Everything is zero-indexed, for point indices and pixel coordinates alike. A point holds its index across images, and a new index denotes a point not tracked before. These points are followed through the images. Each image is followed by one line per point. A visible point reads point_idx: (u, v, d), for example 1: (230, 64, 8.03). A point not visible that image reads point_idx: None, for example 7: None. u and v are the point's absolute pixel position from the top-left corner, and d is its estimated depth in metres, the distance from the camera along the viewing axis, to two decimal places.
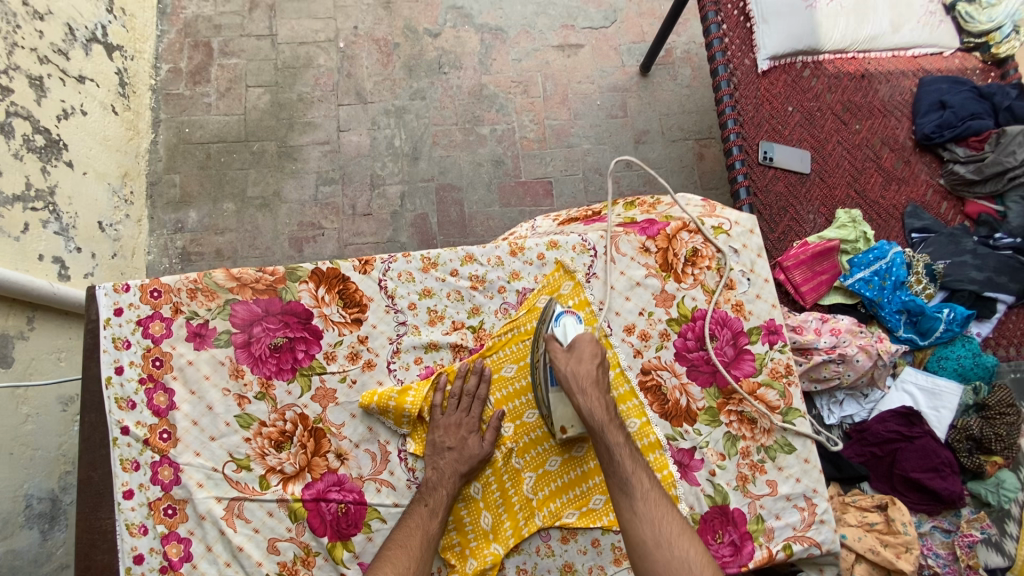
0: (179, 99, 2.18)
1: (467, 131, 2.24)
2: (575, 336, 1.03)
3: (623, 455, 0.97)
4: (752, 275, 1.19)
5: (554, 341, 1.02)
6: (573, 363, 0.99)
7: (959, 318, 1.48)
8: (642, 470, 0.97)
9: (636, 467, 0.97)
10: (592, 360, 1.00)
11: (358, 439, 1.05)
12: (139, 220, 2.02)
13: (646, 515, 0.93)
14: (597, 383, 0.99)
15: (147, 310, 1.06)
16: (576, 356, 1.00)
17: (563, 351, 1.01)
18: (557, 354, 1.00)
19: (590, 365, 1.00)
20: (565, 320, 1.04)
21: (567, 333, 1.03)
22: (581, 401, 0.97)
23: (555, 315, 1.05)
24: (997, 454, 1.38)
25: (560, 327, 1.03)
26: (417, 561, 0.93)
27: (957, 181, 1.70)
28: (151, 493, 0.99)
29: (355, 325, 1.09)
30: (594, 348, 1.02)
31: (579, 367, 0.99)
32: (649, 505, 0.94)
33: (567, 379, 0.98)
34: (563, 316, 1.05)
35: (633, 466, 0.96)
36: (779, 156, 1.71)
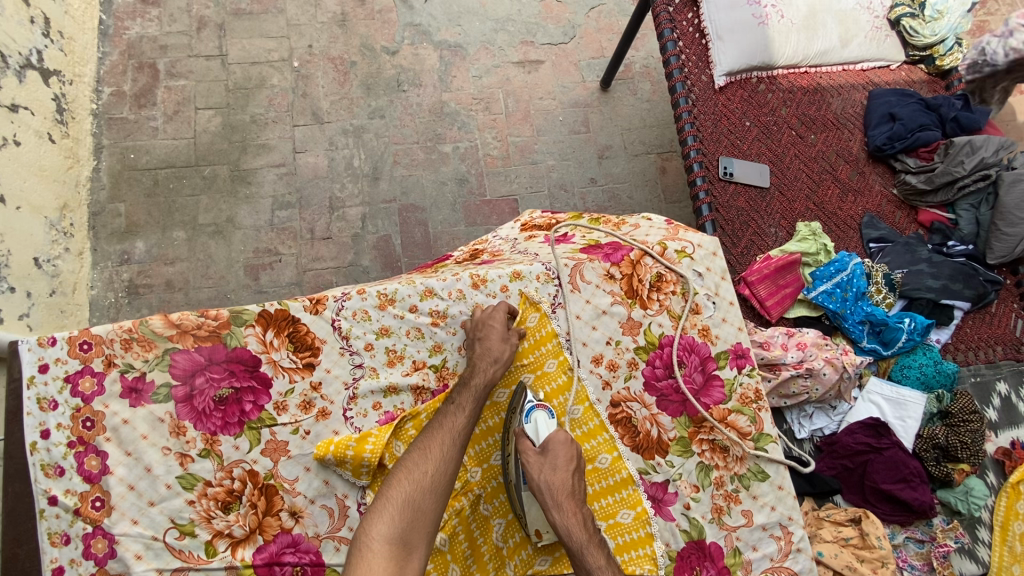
0: (123, 123, 2.06)
1: (429, 149, 2.19)
2: (548, 436, 0.95)
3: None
4: (717, 298, 1.17)
5: (525, 440, 0.95)
6: (547, 471, 0.91)
7: (919, 327, 1.50)
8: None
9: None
10: (566, 467, 0.92)
11: (313, 494, 0.98)
12: (81, 253, 1.90)
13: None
14: (573, 494, 0.90)
15: (76, 365, 0.97)
16: (549, 462, 0.91)
17: (536, 454, 0.92)
18: (528, 458, 0.92)
19: (565, 472, 0.91)
20: (536, 415, 0.97)
21: (538, 430, 0.96)
22: (557, 516, 0.88)
23: (526, 409, 0.98)
24: (963, 461, 1.38)
25: (530, 424, 0.96)
26: (442, 458, 0.90)
27: (909, 191, 1.74)
28: (84, 568, 0.90)
29: (308, 370, 1.03)
30: (569, 450, 0.93)
31: (552, 476, 0.90)
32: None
33: (540, 491, 0.89)
34: (534, 411, 0.97)
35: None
36: (739, 171, 1.71)
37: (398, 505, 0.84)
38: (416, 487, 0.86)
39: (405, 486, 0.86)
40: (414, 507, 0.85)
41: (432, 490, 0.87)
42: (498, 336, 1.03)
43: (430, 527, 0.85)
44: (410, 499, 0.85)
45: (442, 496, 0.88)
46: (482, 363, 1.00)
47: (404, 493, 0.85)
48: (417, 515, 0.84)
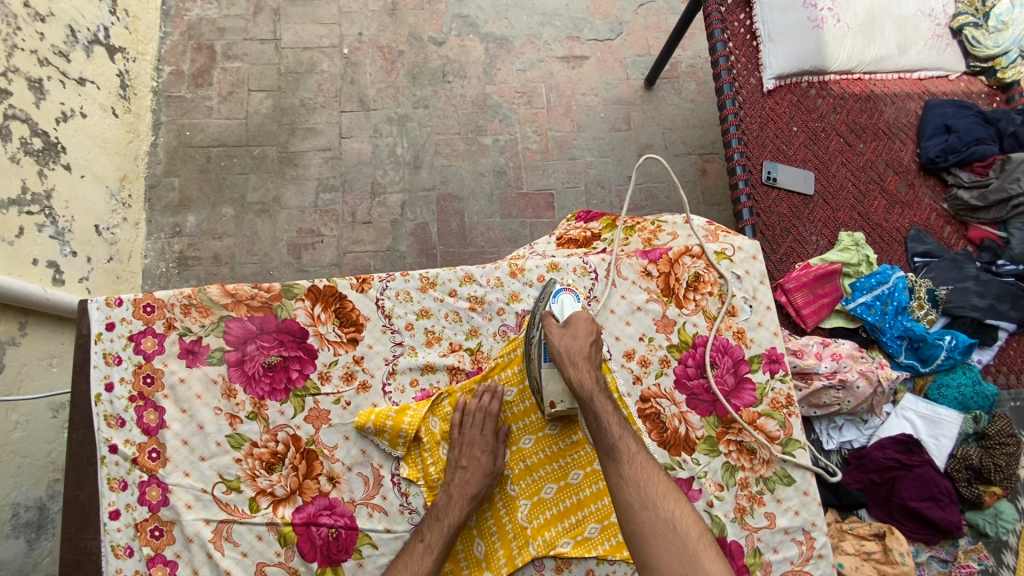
0: (181, 101, 2.16)
1: (469, 140, 2.23)
2: (571, 314, 1.04)
3: (611, 421, 0.94)
4: (754, 302, 1.17)
5: (551, 317, 1.03)
6: (567, 338, 0.99)
7: (961, 346, 1.46)
8: (630, 436, 0.95)
9: (623, 432, 0.94)
10: (586, 337, 1.00)
11: (351, 462, 1.03)
12: (137, 223, 2.00)
13: (632, 477, 0.90)
14: (589, 358, 0.98)
15: (139, 326, 1.04)
16: (570, 332, 1.00)
17: (559, 327, 1.01)
18: (550, 329, 1.00)
19: (584, 341, 0.99)
20: (563, 298, 1.06)
21: (563, 309, 1.04)
22: (572, 372, 0.96)
23: (554, 293, 1.07)
24: (996, 485, 1.36)
25: (557, 304, 1.05)
26: None
27: (960, 206, 1.69)
28: (138, 513, 0.98)
29: (351, 345, 1.08)
30: (589, 325, 1.01)
31: (572, 342, 0.98)
32: (634, 468, 0.91)
33: (559, 351, 0.97)
34: (561, 294, 1.07)
35: (620, 430, 0.94)
36: (783, 176, 1.69)
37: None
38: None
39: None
40: None
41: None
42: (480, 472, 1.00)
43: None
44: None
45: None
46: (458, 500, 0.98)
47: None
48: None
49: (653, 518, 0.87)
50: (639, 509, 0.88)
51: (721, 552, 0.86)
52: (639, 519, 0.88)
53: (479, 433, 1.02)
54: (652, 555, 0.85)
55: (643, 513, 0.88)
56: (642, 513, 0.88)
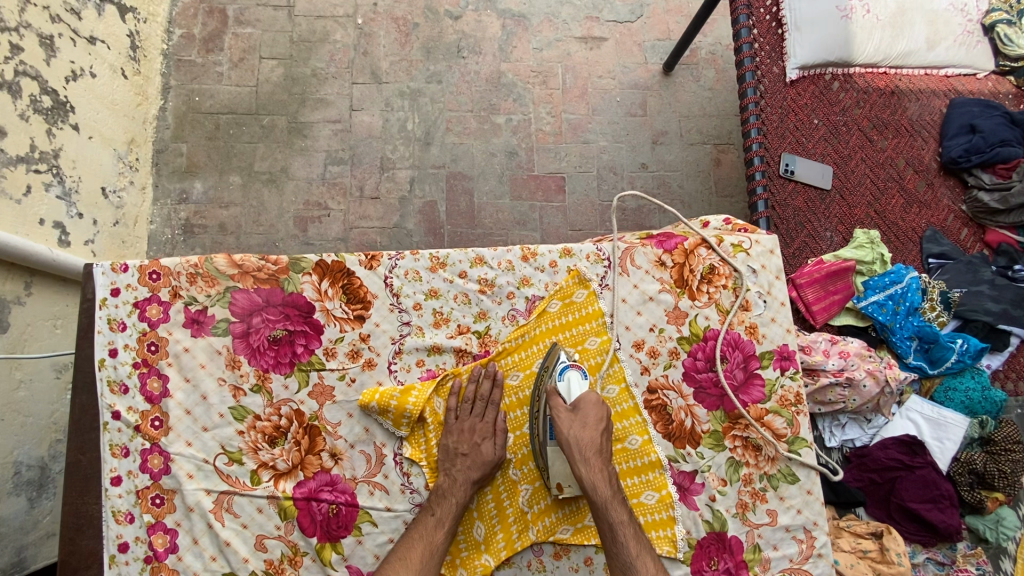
0: (191, 66, 2.12)
1: (482, 118, 2.18)
2: (580, 395, 0.99)
3: (627, 535, 0.93)
4: (768, 298, 1.15)
5: (558, 397, 0.99)
6: (576, 428, 0.96)
7: (971, 350, 1.44)
8: (647, 553, 0.93)
9: (640, 549, 0.92)
10: (596, 426, 0.97)
11: (353, 439, 1.03)
12: (143, 187, 1.98)
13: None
14: (600, 453, 0.96)
15: (144, 293, 1.03)
16: (580, 419, 0.97)
17: (567, 411, 0.98)
18: (559, 413, 0.97)
19: (595, 431, 0.97)
20: (570, 374, 1.01)
21: (570, 389, 0.99)
22: (583, 470, 0.94)
23: (559, 368, 1.02)
24: (999, 491, 1.35)
25: (563, 382, 1.00)
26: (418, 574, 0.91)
27: (979, 209, 1.65)
28: (140, 480, 0.97)
29: (358, 322, 1.06)
30: (599, 411, 0.98)
31: (582, 433, 0.96)
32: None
33: (569, 446, 0.95)
34: (568, 370, 1.01)
35: (637, 547, 0.92)
36: (801, 171, 1.65)
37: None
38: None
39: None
40: None
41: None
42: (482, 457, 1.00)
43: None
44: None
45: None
46: (452, 488, 0.98)
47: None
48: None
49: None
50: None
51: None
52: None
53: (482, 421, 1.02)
54: None
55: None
56: None
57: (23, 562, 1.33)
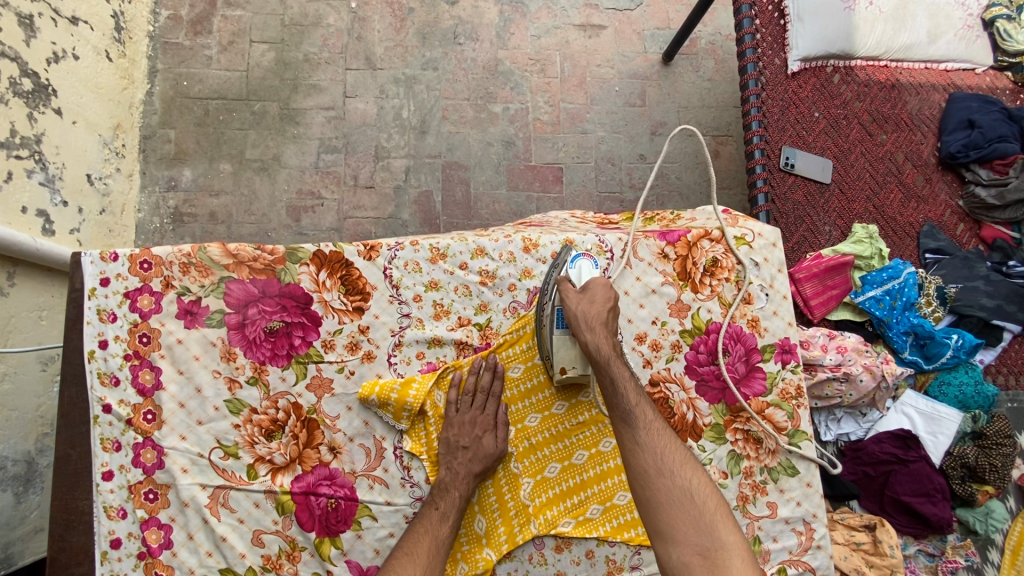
0: (178, 49, 2.06)
1: (479, 107, 2.15)
2: (589, 280, 1.03)
3: (628, 388, 0.93)
4: (771, 291, 1.14)
5: (568, 282, 1.02)
6: (585, 304, 0.98)
7: (967, 345, 1.44)
8: (646, 404, 0.94)
9: (640, 399, 0.93)
10: (604, 303, 0.98)
11: (352, 432, 1.01)
12: (130, 174, 1.93)
13: (648, 445, 0.90)
14: (606, 325, 0.96)
15: (135, 283, 1.00)
16: (588, 298, 0.99)
17: (576, 292, 1.00)
18: (568, 294, 1.00)
19: (602, 306, 0.98)
20: (581, 263, 1.05)
21: (581, 275, 1.04)
22: (588, 336, 0.95)
23: (571, 259, 1.06)
24: (989, 484, 1.37)
25: (574, 270, 1.04)
26: (424, 569, 0.90)
27: (976, 204, 1.66)
28: (132, 475, 0.95)
29: (357, 314, 1.04)
30: (607, 292, 1.00)
31: (590, 308, 0.97)
32: (651, 435, 0.91)
33: (576, 317, 0.96)
34: (580, 260, 1.06)
35: (636, 397, 0.93)
36: (801, 164, 1.65)
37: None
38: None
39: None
40: None
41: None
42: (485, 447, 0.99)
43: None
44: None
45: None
46: (455, 480, 0.97)
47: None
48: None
49: (669, 487, 0.87)
50: (655, 476, 0.88)
51: (735, 521, 0.87)
52: (655, 487, 0.87)
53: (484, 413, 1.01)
54: (666, 519, 0.85)
55: (659, 480, 0.88)
56: (658, 480, 0.88)
57: (10, 558, 1.29)
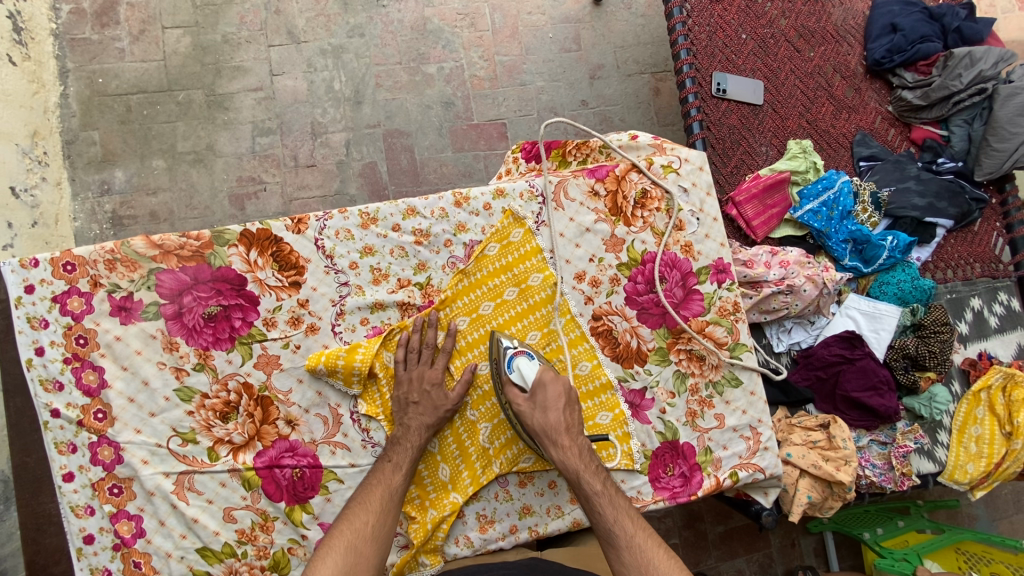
0: (87, 44, 1.94)
1: (412, 70, 2.09)
2: (535, 378, 1.00)
3: (603, 503, 0.97)
4: (701, 215, 1.18)
5: (514, 387, 1.01)
6: (540, 414, 0.99)
7: (901, 245, 1.51)
8: (626, 517, 0.97)
9: (618, 515, 0.97)
10: (558, 407, 1.00)
11: (307, 404, 1.03)
12: (59, 182, 1.86)
13: (633, 564, 0.94)
14: (568, 432, 0.99)
15: (62, 286, 0.98)
16: (540, 404, 1.00)
17: (526, 400, 1.00)
18: (519, 406, 1.00)
19: (557, 412, 1.00)
20: (518, 361, 1.01)
21: (524, 376, 1.00)
22: (554, 451, 0.99)
23: (507, 359, 1.02)
24: (930, 370, 1.47)
25: (515, 372, 1.01)
26: (378, 514, 0.95)
27: (904, 107, 1.69)
28: (93, 473, 0.96)
29: (294, 289, 1.04)
30: (558, 391, 1.01)
31: (546, 417, 0.99)
32: (634, 554, 0.94)
33: (536, 432, 0.98)
34: (515, 358, 1.01)
35: (613, 513, 0.97)
36: (733, 88, 1.64)
37: (342, 551, 0.91)
38: (357, 534, 0.93)
39: (347, 537, 0.92)
40: None
41: (374, 539, 0.93)
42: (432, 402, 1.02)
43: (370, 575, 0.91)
44: (352, 545, 0.92)
45: (383, 542, 0.94)
46: (409, 432, 1.01)
47: (343, 555, 0.91)
48: (358, 561, 0.91)
49: None
50: None
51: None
52: None
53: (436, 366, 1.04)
54: None
55: None
56: None
57: None
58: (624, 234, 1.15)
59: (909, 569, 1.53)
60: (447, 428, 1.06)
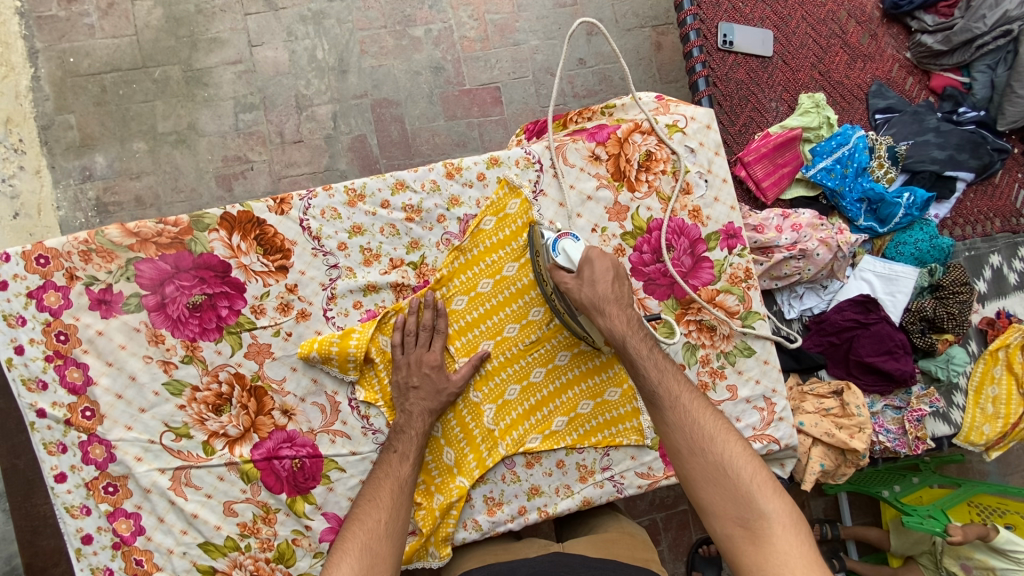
0: (54, 22, 1.83)
1: (398, 34, 1.97)
2: (582, 257, 0.94)
3: (649, 367, 0.94)
4: (709, 176, 1.11)
5: (561, 270, 0.94)
6: (587, 286, 0.93)
7: (919, 202, 1.43)
8: (671, 380, 0.95)
9: (663, 378, 0.94)
10: (605, 277, 0.94)
11: (303, 392, 0.99)
12: (38, 171, 1.78)
13: (677, 424, 0.93)
14: (615, 300, 0.94)
15: (37, 281, 0.93)
16: (588, 279, 0.93)
17: (573, 276, 0.93)
18: (566, 282, 0.93)
19: (604, 282, 0.94)
20: (563, 245, 0.94)
21: (570, 258, 0.93)
22: (601, 320, 0.93)
23: (551, 244, 0.94)
24: (948, 332, 1.42)
25: (561, 255, 0.93)
26: (390, 510, 0.92)
27: (924, 53, 1.58)
28: (86, 473, 0.93)
29: (281, 273, 0.99)
30: (605, 263, 0.94)
31: (593, 288, 0.93)
32: (678, 414, 0.93)
33: (583, 303, 0.92)
34: (560, 243, 0.94)
35: (659, 376, 0.94)
36: (740, 40, 1.53)
37: (358, 553, 0.87)
38: (371, 534, 0.89)
39: (361, 538, 0.89)
40: None
41: (389, 536, 0.90)
42: (433, 385, 0.98)
43: (389, 573, 0.88)
44: (367, 546, 0.88)
45: (399, 538, 0.91)
46: (412, 419, 0.97)
47: (360, 557, 0.87)
48: (375, 561, 0.87)
49: (704, 463, 0.90)
50: (688, 455, 0.91)
51: (776, 486, 0.89)
52: (690, 465, 0.91)
53: (435, 347, 0.99)
54: (702, 496, 0.89)
55: (692, 458, 0.91)
56: (691, 459, 0.91)
57: None
58: (629, 200, 1.08)
59: (938, 524, 1.42)
60: (450, 413, 1.02)
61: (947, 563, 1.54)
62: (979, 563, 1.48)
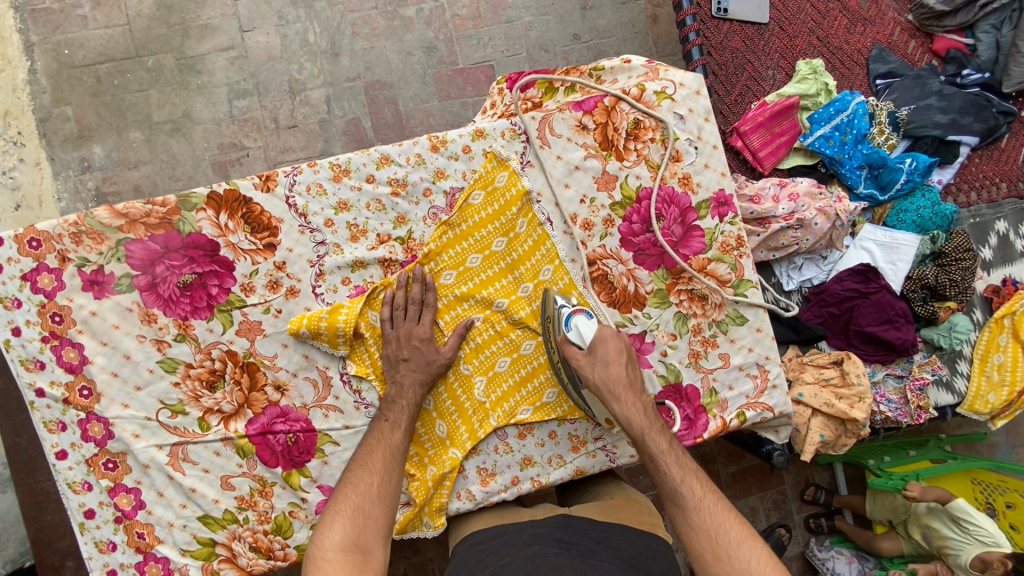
0: (48, 14, 1.83)
1: (389, 14, 1.95)
2: (594, 336, 0.95)
3: (670, 462, 0.93)
4: (699, 143, 1.09)
5: (570, 345, 0.95)
6: (600, 368, 0.94)
7: (921, 167, 1.40)
8: (693, 477, 0.93)
9: (685, 475, 0.93)
10: (618, 360, 0.95)
11: (295, 368, 1.00)
12: (38, 163, 1.80)
13: (700, 526, 0.90)
14: (629, 386, 0.95)
15: (30, 263, 0.94)
16: (600, 360, 0.94)
17: (585, 355, 0.94)
18: (578, 361, 0.94)
19: (617, 366, 0.95)
20: (576, 321, 0.95)
21: (582, 335, 0.94)
22: (616, 406, 0.93)
23: (565, 317, 0.96)
24: (950, 299, 1.40)
25: (573, 330, 0.95)
26: (382, 474, 0.92)
27: (926, 15, 1.52)
28: (86, 450, 0.95)
29: (269, 251, 0.99)
30: (617, 344, 0.96)
31: (606, 372, 0.94)
32: (702, 515, 0.90)
33: (597, 386, 0.93)
34: (574, 317, 0.95)
35: (680, 472, 0.93)
36: (735, 6, 1.50)
37: (349, 513, 0.89)
38: (363, 496, 0.90)
39: (353, 498, 0.90)
40: (355, 550, 0.85)
41: (380, 498, 0.91)
42: (423, 358, 0.98)
43: (379, 533, 0.88)
44: (359, 507, 0.89)
45: (391, 503, 0.92)
46: (403, 390, 0.98)
47: (350, 517, 0.88)
48: (367, 521, 0.88)
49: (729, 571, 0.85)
50: (712, 561, 0.87)
51: None
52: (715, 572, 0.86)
53: (425, 321, 0.99)
54: None
55: (717, 565, 0.87)
56: (716, 565, 0.87)
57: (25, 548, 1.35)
58: (617, 169, 1.07)
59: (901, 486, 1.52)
60: (440, 384, 1.03)
61: (912, 530, 1.56)
62: (935, 532, 1.51)
